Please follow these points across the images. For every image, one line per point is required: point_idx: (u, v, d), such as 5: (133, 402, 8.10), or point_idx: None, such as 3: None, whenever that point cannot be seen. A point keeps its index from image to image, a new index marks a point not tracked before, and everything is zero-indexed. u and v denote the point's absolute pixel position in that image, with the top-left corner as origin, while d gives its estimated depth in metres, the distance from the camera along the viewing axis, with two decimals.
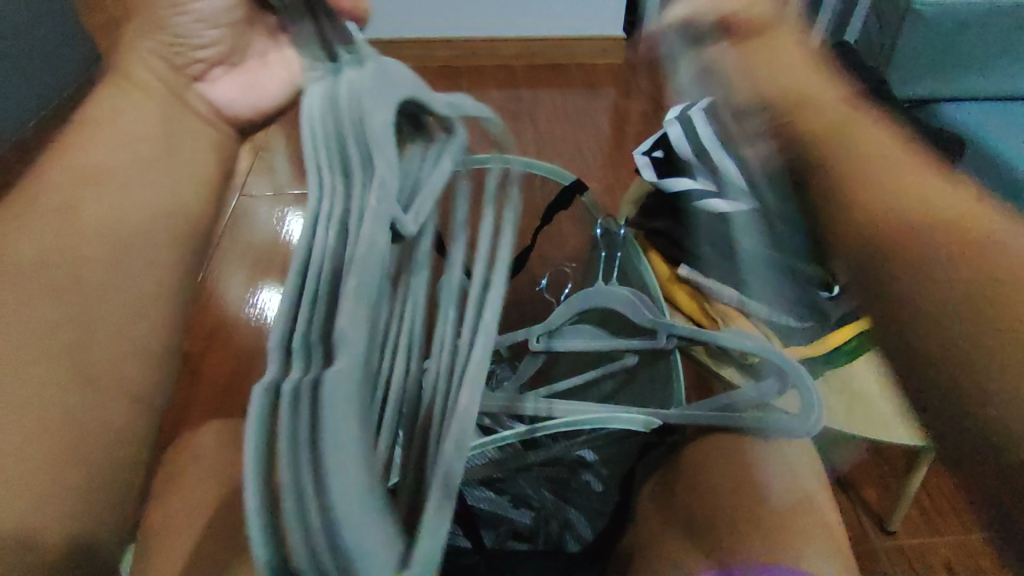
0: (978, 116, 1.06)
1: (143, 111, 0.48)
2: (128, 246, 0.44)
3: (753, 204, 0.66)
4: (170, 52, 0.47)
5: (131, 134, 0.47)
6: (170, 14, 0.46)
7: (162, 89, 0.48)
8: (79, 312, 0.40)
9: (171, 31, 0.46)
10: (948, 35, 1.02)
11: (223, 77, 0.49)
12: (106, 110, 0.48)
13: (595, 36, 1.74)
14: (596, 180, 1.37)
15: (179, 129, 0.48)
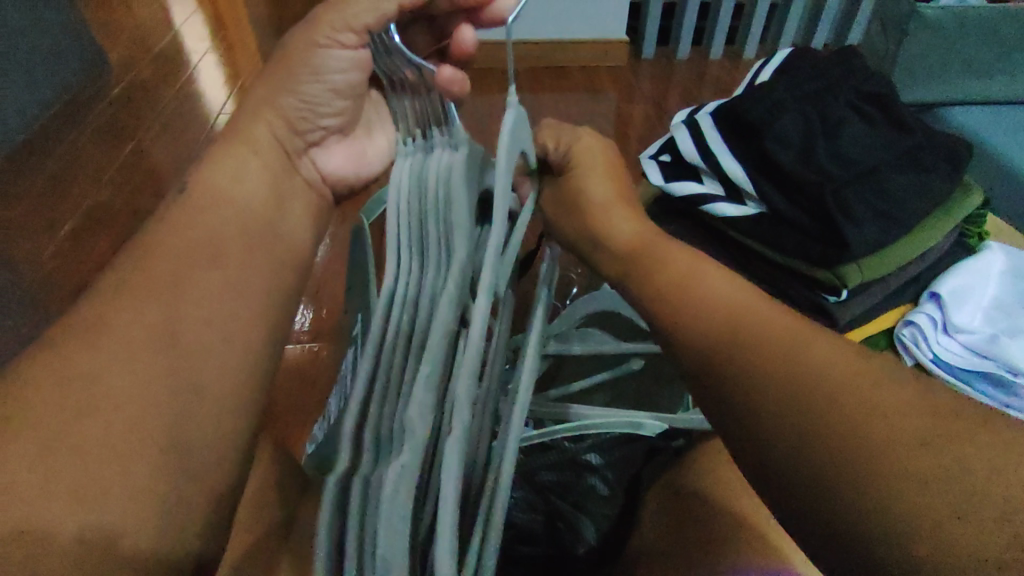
0: (981, 121, 1.06)
1: (253, 169, 0.47)
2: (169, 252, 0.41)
3: (761, 208, 0.65)
4: (297, 118, 0.48)
5: (232, 194, 0.45)
6: (305, 80, 0.45)
7: (275, 148, 0.48)
8: (105, 313, 0.37)
9: (303, 100, 0.47)
10: (953, 40, 1.02)
11: (335, 143, 0.52)
12: (219, 168, 0.46)
13: (598, 39, 1.74)
14: None
15: (288, 192, 0.49)
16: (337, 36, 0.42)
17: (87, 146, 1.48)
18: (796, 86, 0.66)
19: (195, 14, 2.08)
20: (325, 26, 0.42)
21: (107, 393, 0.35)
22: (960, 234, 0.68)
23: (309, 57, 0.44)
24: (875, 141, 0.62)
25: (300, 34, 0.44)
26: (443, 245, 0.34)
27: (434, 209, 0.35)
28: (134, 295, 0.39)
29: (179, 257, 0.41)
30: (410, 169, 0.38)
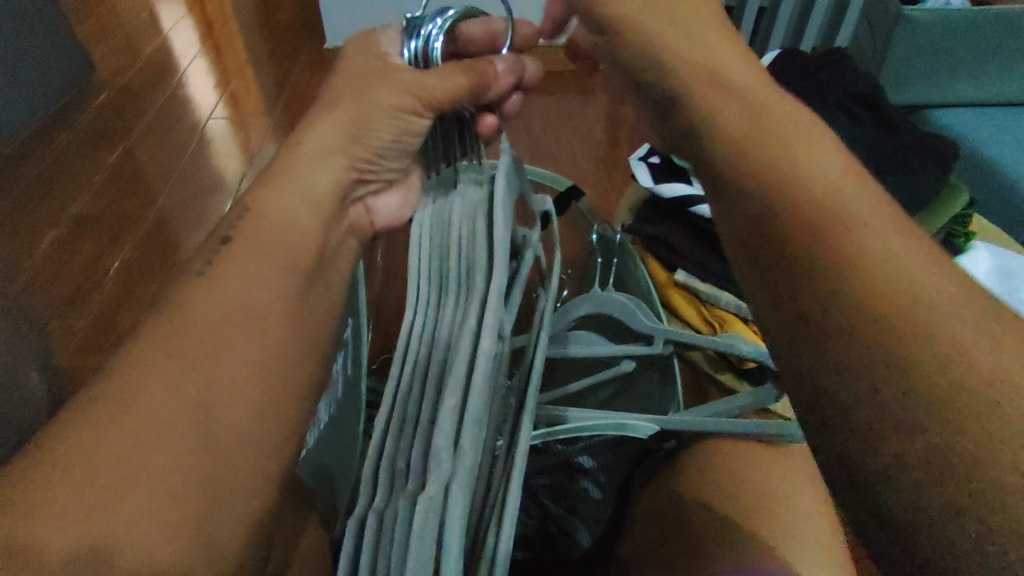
0: (968, 122, 1.07)
1: (308, 214, 0.42)
2: (200, 293, 0.36)
3: None
4: (360, 168, 0.46)
5: (284, 253, 0.40)
6: (377, 129, 0.45)
7: (331, 195, 0.44)
8: (155, 346, 0.33)
9: (368, 151, 0.45)
10: (939, 42, 1.03)
11: (387, 194, 0.51)
12: (272, 207, 0.41)
13: None
14: (591, 186, 1.38)
15: (338, 240, 0.45)
16: (418, 109, 0.44)
17: (75, 152, 1.46)
18: (785, 88, 0.67)
19: (182, 21, 2.08)
20: (408, 96, 0.43)
21: (130, 412, 0.30)
22: (949, 234, 0.69)
23: (381, 117, 0.44)
24: (862, 142, 0.63)
25: (376, 99, 0.44)
26: (462, 272, 0.37)
27: (455, 240, 0.38)
28: (156, 323, 0.35)
29: (217, 318, 0.35)
30: (432, 217, 0.41)
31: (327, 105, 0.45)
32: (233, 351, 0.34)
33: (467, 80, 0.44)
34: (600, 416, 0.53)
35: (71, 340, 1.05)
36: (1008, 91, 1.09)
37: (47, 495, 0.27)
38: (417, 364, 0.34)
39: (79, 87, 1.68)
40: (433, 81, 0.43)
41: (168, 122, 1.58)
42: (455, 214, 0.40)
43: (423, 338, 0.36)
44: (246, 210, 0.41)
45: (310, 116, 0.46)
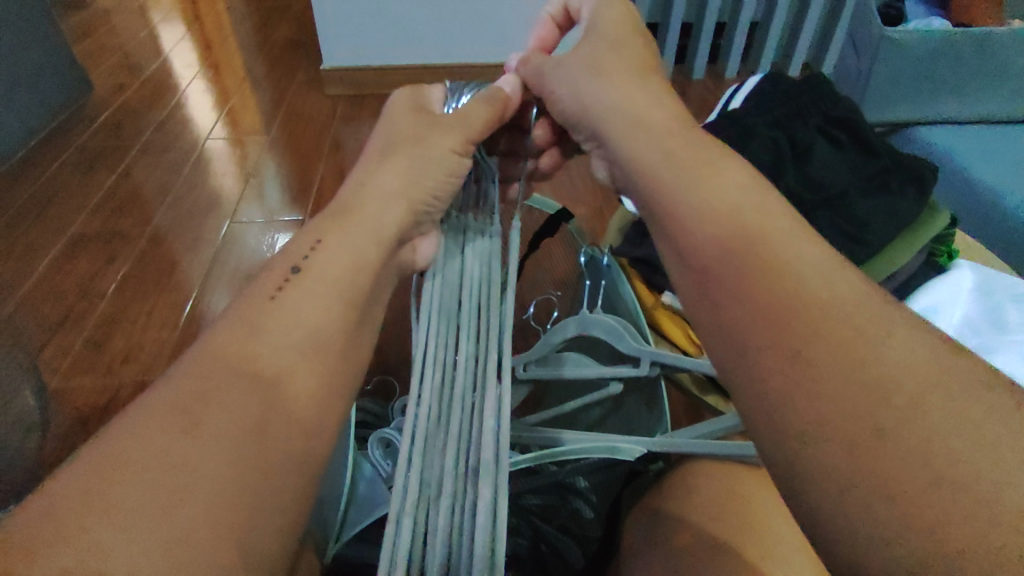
0: (953, 140, 1.09)
1: (368, 254, 0.41)
2: (262, 337, 0.36)
3: None
4: (419, 212, 0.45)
5: (350, 293, 0.39)
6: (437, 178, 0.45)
7: (390, 242, 0.43)
8: (206, 387, 0.33)
9: (428, 193, 0.45)
10: (923, 62, 1.05)
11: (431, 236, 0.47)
12: (337, 248, 0.40)
13: None
14: (583, 205, 1.40)
15: (385, 286, 0.43)
16: (467, 145, 0.47)
17: (73, 172, 1.48)
18: (766, 112, 0.68)
19: (182, 41, 2.10)
20: (461, 136, 0.47)
21: (152, 451, 0.29)
22: (930, 254, 0.70)
23: (441, 156, 0.46)
24: (843, 165, 0.65)
25: (434, 140, 0.46)
26: (477, 313, 0.38)
27: (468, 285, 0.40)
28: (210, 359, 0.34)
29: (280, 362, 0.35)
30: (443, 260, 0.42)
31: (388, 154, 0.46)
32: (300, 379, 0.35)
33: (489, 106, 0.49)
34: (590, 439, 0.54)
35: (64, 360, 1.05)
36: (992, 108, 1.11)
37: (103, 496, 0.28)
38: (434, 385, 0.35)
39: (78, 107, 1.70)
40: (475, 112, 0.48)
41: (167, 142, 1.61)
42: (466, 260, 0.42)
43: (437, 363, 0.36)
44: (315, 246, 0.40)
45: (371, 164, 0.46)
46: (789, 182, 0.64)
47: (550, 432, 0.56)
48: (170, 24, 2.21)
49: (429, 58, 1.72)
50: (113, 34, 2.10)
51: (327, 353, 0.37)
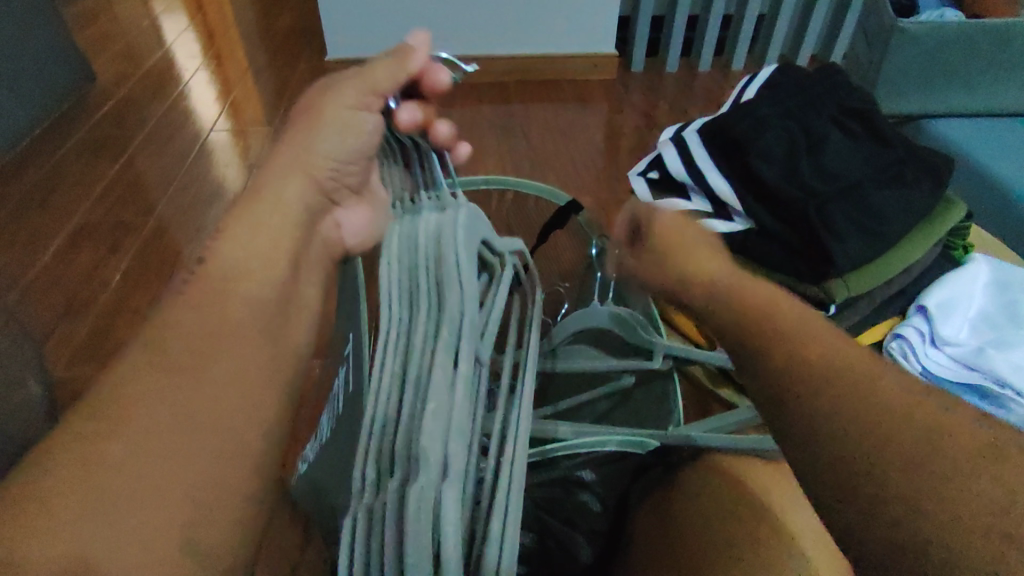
0: (965, 133, 1.07)
1: (280, 239, 0.43)
2: (180, 329, 0.37)
3: (748, 225, 0.66)
4: (323, 177, 0.46)
5: (257, 279, 0.41)
6: (328, 146, 0.44)
7: (296, 220, 0.45)
8: (136, 386, 0.34)
9: (327, 160, 0.45)
10: (936, 53, 1.04)
11: (356, 204, 0.50)
12: (236, 235, 0.42)
13: (588, 52, 1.75)
14: (590, 195, 1.39)
15: (307, 261, 0.46)
16: (366, 99, 0.43)
17: (76, 161, 1.47)
18: (779, 103, 0.67)
19: (184, 31, 2.09)
20: (355, 90, 0.43)
21: (104, 459, 0.31)
22: (946, 246, 0.69)
23: (340, 117, 0.44)
24: (858, 157, 0.63)
25: (329, 102, 0.44)
26: (432, 289, 0.35)
27: (422, 256, 0.36)
28: (141, 356, 0.36)
29: (194, 353, 0.36)
30: (400, 229, 0.38)
31: (281, 133, 0.47)
32: (213, 366, 0.36)
33: (392, 61, 0.42)
34: (602, 431, 0.53)
35: (67, 349, 1.05)
36: (1004, 99, 1.09)
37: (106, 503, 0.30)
38: (392, 371, 0.33)
39: (81, 95, 1.69)
40: (379, 66, 0.43)
41: (170, 131, 1.60)
42: (421, 227, 0.37)
43: (394, 352, 0.34)
44: (214, 238, 0.43)
45: (271, 147, 0.47)
46: (805, 173, 0.62)
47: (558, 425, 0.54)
48: (172, 14, 2.20)
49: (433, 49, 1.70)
50: (115, 23, 2.09)
51: (252, 339, 0.39)
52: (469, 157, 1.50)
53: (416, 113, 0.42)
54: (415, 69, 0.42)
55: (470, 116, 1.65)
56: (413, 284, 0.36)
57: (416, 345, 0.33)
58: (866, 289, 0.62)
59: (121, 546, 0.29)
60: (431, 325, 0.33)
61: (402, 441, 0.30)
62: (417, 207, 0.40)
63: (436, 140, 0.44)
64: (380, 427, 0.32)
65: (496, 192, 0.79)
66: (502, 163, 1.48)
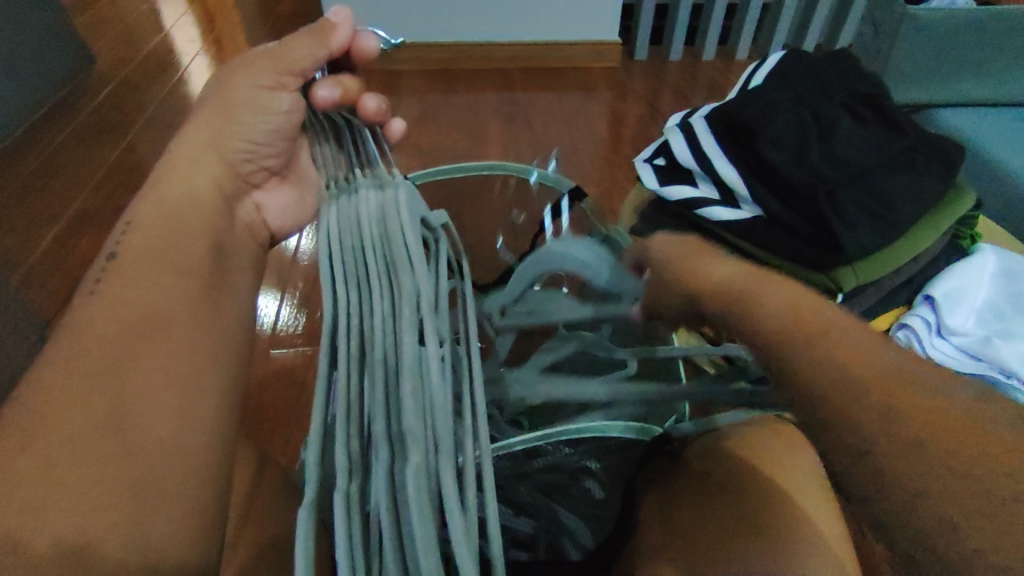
0: (974, 122, 1.06)
1: (194, 218, 0.46)
2: (110, 328, 0.38)
3: (756, 212, 0.65)
4: (237, 159, 0.49)
5: (181, 264, 0.43)
6: (237, 127, 0.47)
7: (215, 199, 0.48)
8: (65, 379, 0.35)
9: (242, 141, 0.48)
10: (944, 41, 1.03)
11: (276, 185, 0.54)
12: (155, 221, 0.45)
13: (592, 40, 1.74)
14: (594, 184, 1.38)
15: (232, 245, 0.50)
16: (281, 78, 0.43)
17: (75, 146, 1.46)
18: (790, 88, 0.66)
19: (183, 15, 2.06)
20: (270, 70, 0.43)
21: (49, 456, 0.33)
22: (954, 236, 0.69)
23: (256, 98, 0.45)
24: (868, 143, 0.63)
25: (242, 79, 0.45)
26: (384, 269, 0.33)
27: (369, 238, 0.34)
28: (74, 348, 0.37)
29: (121, 345, 0.38)
30: (339, 213, 0.36)
31: (194, 114, 0.49)
32: (148, 353, 0.38)
33: (310, 37, 0.43)
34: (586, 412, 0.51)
35: None
36: (1010, 90, 1.09)
37: (75, 489, 0.32)
38: (351, 356, 0.31)
39: (80, 80, 1.67)
40: (298, 43, 0.43)
41: (169, 116, 1.59)
42: (362, 208, 0.35)
43: (352, 335, 0.32)
44: (126, 228, 0.45)
45: (186, 122, 0.49)
46: (815, 157, 0.61)
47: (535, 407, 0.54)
48: None
49: (435, 36, 1.69)
50: (115, 6, 2.07)
51: (188, 330, 0.41)
52: (473, 143, 1.50)
53: (336, 89, 0.43)
54: (339, 45, 0.43)
55: (472, 102, 1.63)
56: (363, 267, 0.34)
57: (377, 327, 0.31)
58: (872, 279, 0.61)
59: (104, 525, 0.32)
60: (389, 305, 0.32)
61: (380, 422, 0.29)
62: (352, 188, 0.37)
63: (366, 115, 0.43)
64: (344, 414, 0.30)
65: (497, 179, 0.78)
66: (504, 150, 1.47)
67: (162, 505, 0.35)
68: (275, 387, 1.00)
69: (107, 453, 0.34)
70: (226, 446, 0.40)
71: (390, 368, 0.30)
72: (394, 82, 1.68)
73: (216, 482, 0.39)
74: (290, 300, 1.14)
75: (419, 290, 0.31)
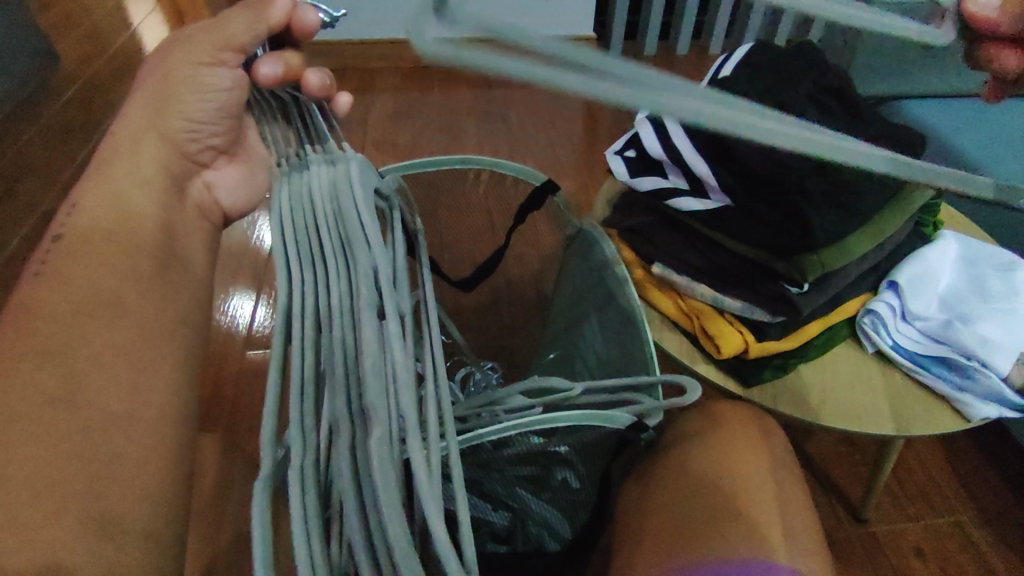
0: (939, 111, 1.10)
1: (139, 201, 0.45)
2: (66, 326, 0.37)
3: (725, 201, 0.66)
4: (181, 139, 0.48)
5: (126, 244, 0.42)
6: (180, 104, 0.46)
7: (162, 177, 0.47)
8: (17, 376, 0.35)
9: (184, 121, 0.46)
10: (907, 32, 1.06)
11: (226, 164, 0.53)
12: (100, 202, 0.44)
13: (567, 35, 1.74)
14: (570, 178, 1.38)
15: (184, 228, 0.48)
16: (219, 54, 0.43)
17: (41, 148, 1.43)
18: (757, 79, 0.68)
19: (153, 13, 2.02)
20: (207, 46, 0.43)
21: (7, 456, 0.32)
22: (918, 223, 0.72)
23: (195, 77, 0.44)
24: (834, 131, 0.64)
25: (188, 54, 0.44)
26: (340, 246, 0.32)
27: (321, 216, 0.33)
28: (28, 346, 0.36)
29: (75, 337, 0.37)
30: (289, 190, 0.35)
31: (135, 95, 0.47)
32: (105, 347, 0.38)
33: (248, 14, 0.42)
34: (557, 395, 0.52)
35: None
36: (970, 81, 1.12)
37: (23, 471, 0.32)
38: (306, 335, 0.31)
39: None
40: (235, 18, 0.42)
41: None
42: (314, 185, 0.34)
43: (307, 313, 0.31)
44: (71, 209, 0.44)
45: (129, 102, 0.48)
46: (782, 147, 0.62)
47: (513, 390, 0.54)
48: None
49: None
50: None
51: (151, 324, 0.40)
52: (449, 139, 1.49)
53: (277, 64, 0.41)
54: (279, 19, 0.41)
55: (450, 99, 1.63)
56: (317, 244, 0.33)
57: (335, 305, 0.31)
58: (836, 266, 0.63)
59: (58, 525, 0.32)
60: (346, 285, 0.31)
61: (340, 400, 0.29)
62: (303, 164, 0.37)
63: (311, 89, 0.42)
64: (300, 396, 0.29)
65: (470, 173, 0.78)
66: (481, 146, 1.46)
67: (121, 488, 0.34)
68: (251, 390, 0.99)
69: (59, 434, 0.34)
70: (186, 441, 0.39)
71: (350, 348, 0.30)
72: (369, 80, 1.67)
73: (177, 481, 0.38)
74: (266, 300, 1.13)
75: (376, 266, 0.31)
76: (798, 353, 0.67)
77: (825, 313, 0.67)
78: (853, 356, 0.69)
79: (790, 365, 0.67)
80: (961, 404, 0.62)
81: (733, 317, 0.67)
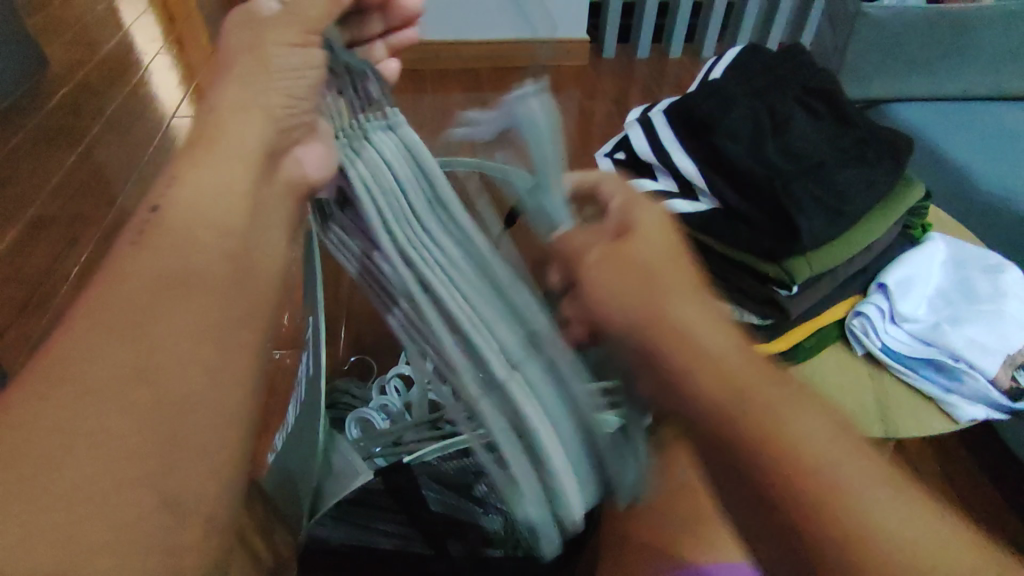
0: (927, 116, 1.11)
1: (240, 185, 0.35)
2: None
3: (713, 205, 0.66)
4: (284, 110, 0.37)
5: (196, 251, 0.32)
6: (275, 65, 0.36)
7: (261, 151, 0.36)
8: None
9: (286, 87, 0.36)
10: (895, 37, 1.07)
11: (309, 135, 0.37)
12: (190, 190, 0.34)
13: (559, 38, 1.75)
14: None
15: (284, 218, 0.37)
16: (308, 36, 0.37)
17: (30, 151, 1.41)
18: (747, 83, 0.69)
19: (142, 14, 2.01)
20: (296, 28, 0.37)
21: None
22: (906, 227, 0.73)
23: (271, 51, 0.37)
24: (821, 135, 0.65)
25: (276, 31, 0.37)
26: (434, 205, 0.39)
27: (406, 179, 0.38)
28: None
29: None
30: (361, 161, 0.38)
31: (223, 59, 0.37)
32: None
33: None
34: None
35: (23, 351, 1.01)
36: (955, 84, 1.14)
37: (90, 472, 0.26)
38: (435, 293, 0.37)
39: (34, 81, 1.61)
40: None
41: (130, 120, 1.54)
42: (386, 150, 0.38)
43: (430, 268, 0.37)
44: (166, 188, 0.34)
45: (215, 69, 0.37)
46: (768, 150, 0.63)
47: None
48: None
49: None
50: (68, 7, 1.99)
51: None
52: None
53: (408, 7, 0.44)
54: None
55: (443, 102, 1.63)
56: (410, 203, 0.38)
57: (447, 255, 0.38)
58: (825, 268, 0.63)
59: None
60: (453, 238, 0.39)
61: (492, 344, 0.37)
62: (361, 126, 0.39)
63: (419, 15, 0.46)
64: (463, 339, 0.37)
65: None
66: None
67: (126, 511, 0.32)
68: None
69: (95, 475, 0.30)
70: None
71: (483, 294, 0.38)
72: None
73: None
74: None
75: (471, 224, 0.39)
76: (789, 355, 0.66)
77: (816, 316, 0.67)
78: (842, 358, 0.68)
79: (780, 368, 0.67)
80: (949, 406, 0.63)
81: (723, 320, 0.66)
